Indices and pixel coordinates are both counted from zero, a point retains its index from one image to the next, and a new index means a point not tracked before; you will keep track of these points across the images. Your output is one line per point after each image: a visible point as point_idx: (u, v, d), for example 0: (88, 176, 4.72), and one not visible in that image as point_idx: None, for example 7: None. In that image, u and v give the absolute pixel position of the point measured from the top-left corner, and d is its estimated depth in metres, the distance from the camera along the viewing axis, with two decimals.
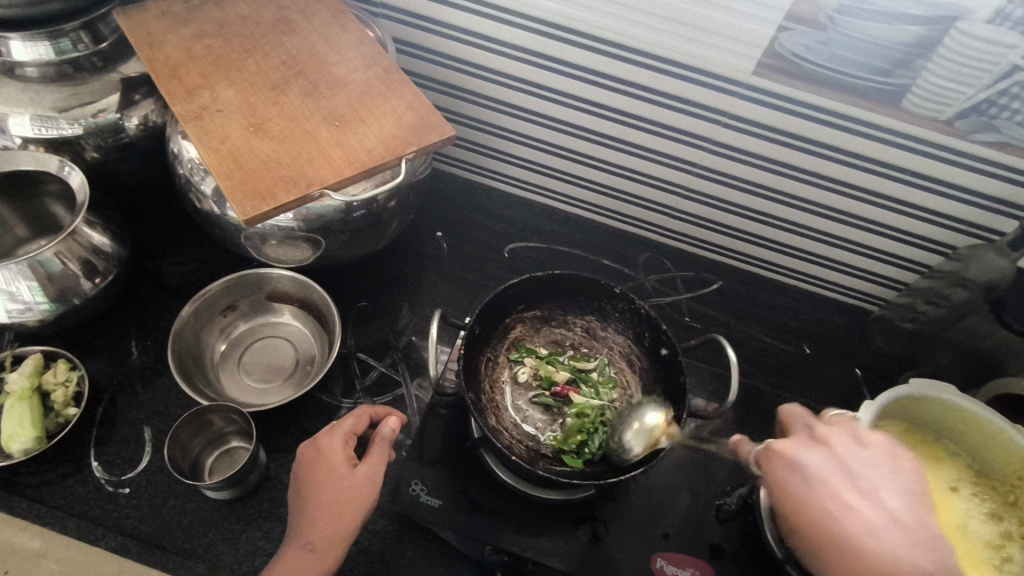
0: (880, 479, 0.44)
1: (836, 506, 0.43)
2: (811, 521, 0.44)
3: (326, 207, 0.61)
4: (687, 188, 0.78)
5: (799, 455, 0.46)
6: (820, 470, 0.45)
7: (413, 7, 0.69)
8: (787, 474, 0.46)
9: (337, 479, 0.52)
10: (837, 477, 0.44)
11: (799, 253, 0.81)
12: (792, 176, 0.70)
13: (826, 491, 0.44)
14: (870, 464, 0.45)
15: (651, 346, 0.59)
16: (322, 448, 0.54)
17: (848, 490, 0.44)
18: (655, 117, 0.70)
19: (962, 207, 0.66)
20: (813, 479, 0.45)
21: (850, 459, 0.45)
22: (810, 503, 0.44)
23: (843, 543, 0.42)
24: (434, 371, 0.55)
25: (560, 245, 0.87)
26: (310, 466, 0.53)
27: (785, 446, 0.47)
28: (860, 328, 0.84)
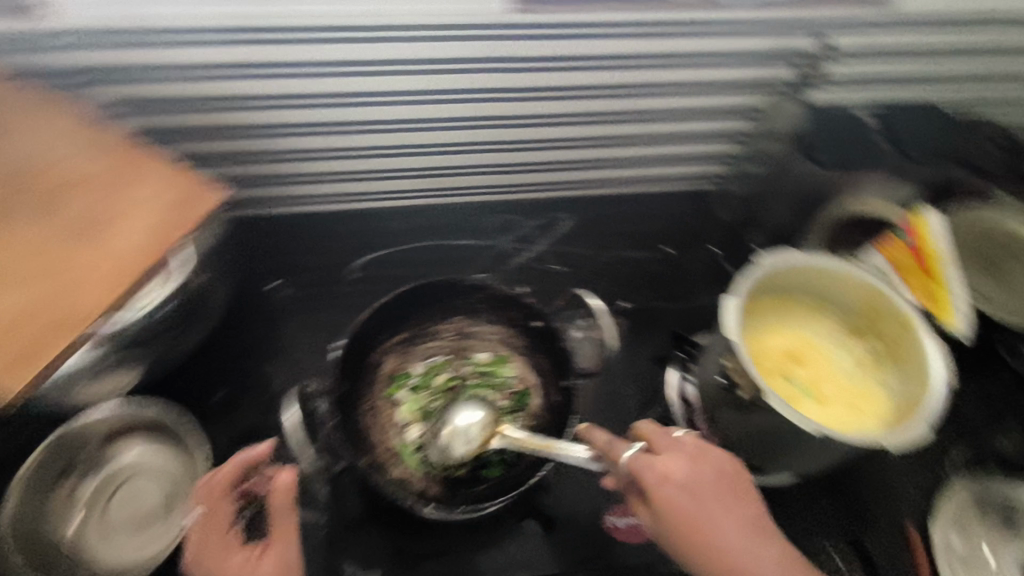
0: (726, 485, 0.46)
1: (715, 525, 0.44)
2: (694, 544, 0.44)
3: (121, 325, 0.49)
4: (506, 143, 0.75)
5: (667, 470, 0.45)
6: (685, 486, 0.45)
7: (130, 61, 0.58)
8: (667, 492, 0.44)
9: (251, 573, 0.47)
10: (707, 498, 0.45)
11: (630, 163, 0.82)
12: (594, 95, 0.71)
13: (706, 514, 0.44)
14: (712, 477, 0.46)
15: (523, 323, 0.58)
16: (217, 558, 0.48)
17: (716, 509, 0.45)
18: (447, 85, 0.66)
19: (742, 70, 0.70)
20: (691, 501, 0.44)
21: (709, 476, 0.46)
22: (696, 533, 0.44)
23: (724, 566, 0.43)
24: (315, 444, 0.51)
25: (406, 245, 0.82)
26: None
27: (659, 466, 0.46)
28: (703, 208, 0.88)
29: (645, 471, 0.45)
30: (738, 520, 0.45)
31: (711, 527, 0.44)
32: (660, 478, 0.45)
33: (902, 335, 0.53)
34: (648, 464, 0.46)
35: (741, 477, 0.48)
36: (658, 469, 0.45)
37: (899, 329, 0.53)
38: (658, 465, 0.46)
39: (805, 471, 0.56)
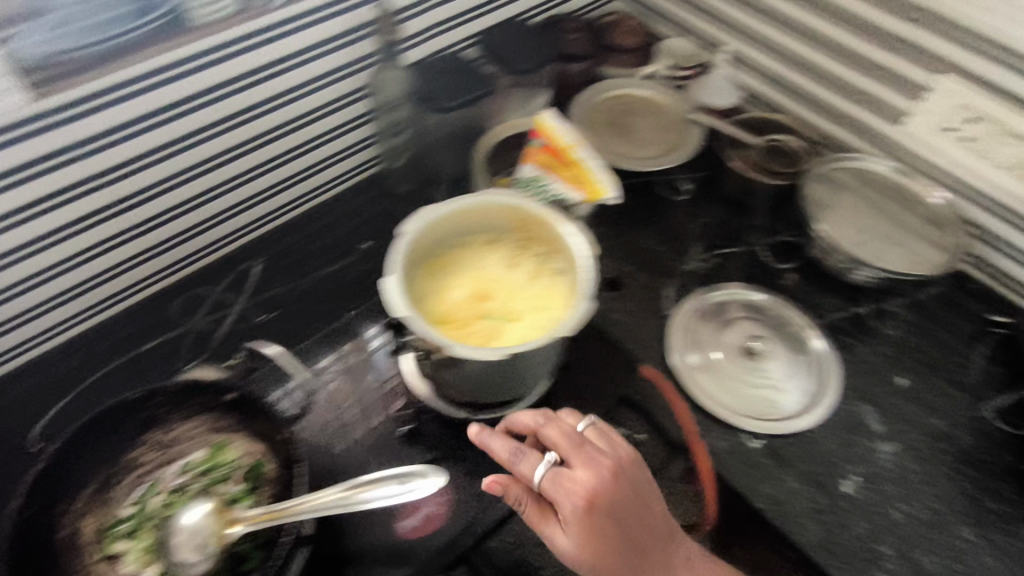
0: (657, 521, 0.59)
1: (648, 554, 0.57)
2: (616, 546, 0.55)
3: None
4: (141, 225, 0.69)
5: (573, 488, 0.54)
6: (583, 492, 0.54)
7: None
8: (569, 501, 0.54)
9: None
10: (617, 507, 0.55)
11: (284, 186, 0.80)
12: (202, 139, 0.68)
13: (627, 523, 0.55)
14: (636, 493, 0.56)
15: (216, 403, 0.58)
16: None
17: (632, 518, 0.56)
18: (23, 199, 0.58)
19: (329, 60, 0.73)
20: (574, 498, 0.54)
21: (617, 489, 0.55)
22: (616, 537, 0.55)
23: (636, 556, 0.56)
24: None
25: (87, 380, 0.70)
26: None
27: (579, 485, 0.54)
28: (379, 190, 0.89)
29: (567, 495, 0.54)
30: (658, 533, 0.59)
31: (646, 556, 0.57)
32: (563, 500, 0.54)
33: (543, 228, 0.58)
34: (574, 490, 0.54)
35: (647, 485, 0.58)
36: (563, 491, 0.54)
37: (538, 225, 0.58)
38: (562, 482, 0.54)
39: (541, 373, 0.62)
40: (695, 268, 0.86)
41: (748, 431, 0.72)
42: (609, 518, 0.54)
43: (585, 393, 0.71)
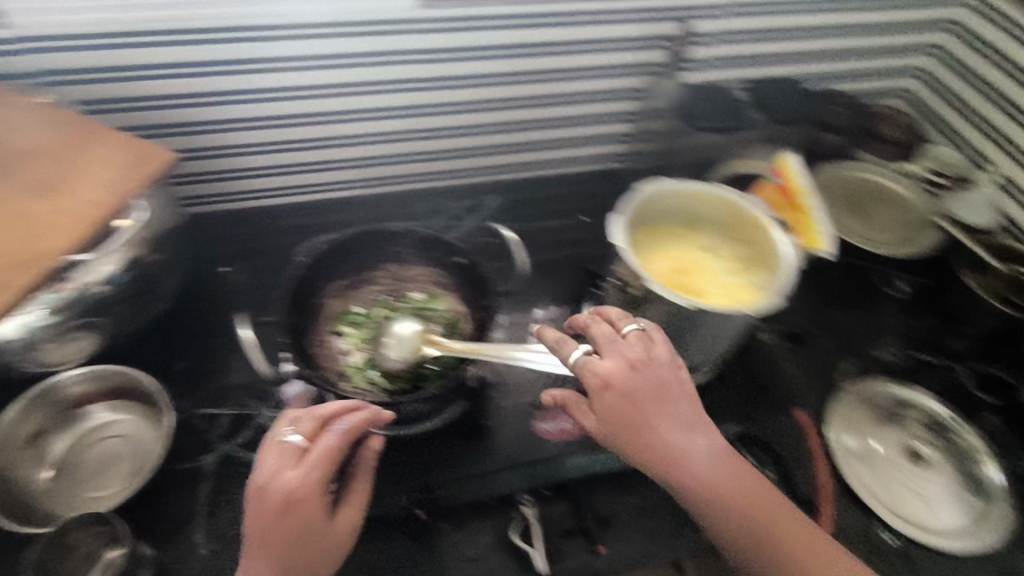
0: (691, 410, 0.53)
1: (651, 424, 0.51)
2: (646, 442, 0.51)
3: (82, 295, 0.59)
4: (433, 129, 0.86)
5: (287, 475, 0.50)
6: (301, 512, 0.50)
7: (88, 61, 0.66)
8: (255, 504, 0.50)
9: (317, 528, 0.50)
10: (667, 395, 0.53)
11: (538, 147, 0.94)
12: (501, 84, 0.83)
13: (671, 429, 0.51)
14: (657, 373, 0.53)
15: (445, 258, 0.66)
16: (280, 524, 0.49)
17: (689, 418, 0.53)
18: (366, 79, 0.77)
19: (626, 55, 0.84)
20: (265, 546, 0.49)
21: (659, 372, 0.53)
22: (679, 459, 0.51)
23: (675, 464, 0.50)
24: (261, 365, 0.57)
25: (346, 228, 0.89)
26: (275, 521, 0.49)
27: (604, 368, 0.53)
28: (612, 183, 1.01)
29: (594, 371, 0.53)
30: (685, 419, 0.52)
31: (673, 442, 0.51)
32: (259, 475, 0.51)
33: (760, 239, 0.64)
34: (597, 370, 0.53)
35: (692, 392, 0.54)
36: (271, 467, 0.51)
37: (758, 234, 0.64)
38: (279, 468, 0.51)
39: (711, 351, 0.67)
40: (886, 358, 0.82)
41: (882, 521, 0.68)
42: (607, 377, 0.53)
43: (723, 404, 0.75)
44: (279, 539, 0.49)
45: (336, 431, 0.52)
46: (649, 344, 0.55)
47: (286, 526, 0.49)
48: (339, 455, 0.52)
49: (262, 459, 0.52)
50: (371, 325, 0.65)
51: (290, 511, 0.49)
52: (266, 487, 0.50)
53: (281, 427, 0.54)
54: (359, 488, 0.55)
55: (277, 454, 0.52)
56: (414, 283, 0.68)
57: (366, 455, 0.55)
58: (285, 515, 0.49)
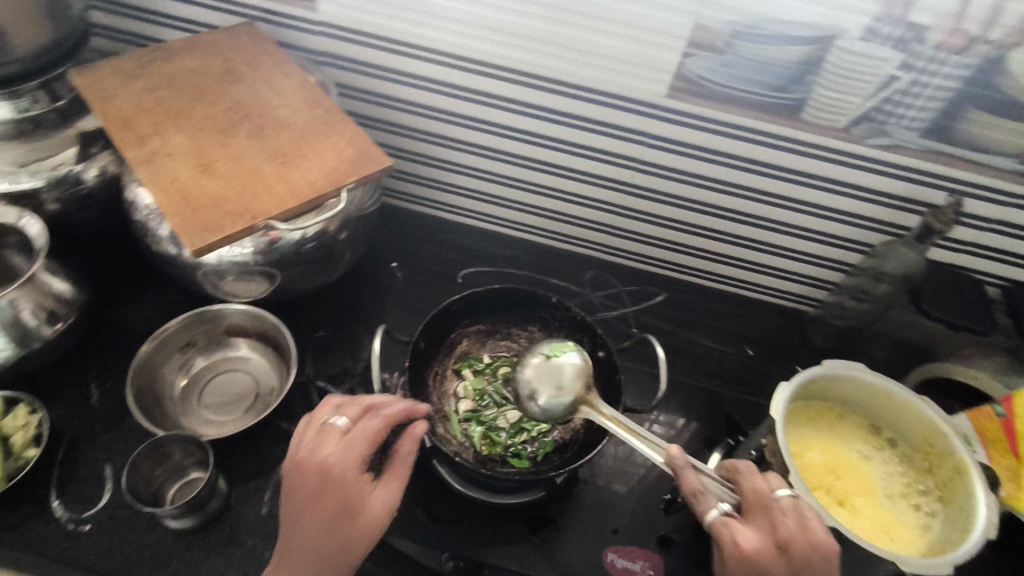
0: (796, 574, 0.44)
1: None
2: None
3: (280, 242, 0.67)
4: (628, 208, 0.83)
5: (323, 452, 0.51)
6: (336, 488, 0.49)
7: (359, 55, 0.73)
8: (292, 481, 0.51)
9: (355, 492, 0.50)
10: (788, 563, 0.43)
11: (731, 261, 0.87)
12: (715, 190, 0.78)
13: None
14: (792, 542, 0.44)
15: (589, 350, 0.63)
16: (321, 484, 0.50)
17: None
18: (586, 143, 0.76)
19: (869, 207, 0.74)
20: (303, 524, 0.49)
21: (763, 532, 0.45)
22: None
23: None
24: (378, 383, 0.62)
25: (510, 268, 0.90)
26: (312, 486, 0.50)
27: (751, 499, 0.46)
28: (798, 328, 0.90)
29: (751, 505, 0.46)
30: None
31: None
32: (296, 449, 0.52)
33: (953, 479, 0.52)
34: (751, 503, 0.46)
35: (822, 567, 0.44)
36: (311, 443, 0.52)
37: (951, 473, 0.52)
38: (318, 443, 0.51)
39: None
40: None
41: None
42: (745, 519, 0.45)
43: None
44: (315, 510, 0.49)
45: (376, 416, 0.53)
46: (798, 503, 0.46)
47: (320, 500, 0.50)
48: (375, 440, 0.52)
49: (300, 438, 0.53)
50: (492, 388, 0.63)
51: (330, 484, 0.50)
52: (302, 463, 0.51)
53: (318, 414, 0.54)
54: (399, 473, 0.52)
55: (316, 435, 0.53)
56: None
57: (405, 444, 0.53)
58: (319, 488, 0.50)
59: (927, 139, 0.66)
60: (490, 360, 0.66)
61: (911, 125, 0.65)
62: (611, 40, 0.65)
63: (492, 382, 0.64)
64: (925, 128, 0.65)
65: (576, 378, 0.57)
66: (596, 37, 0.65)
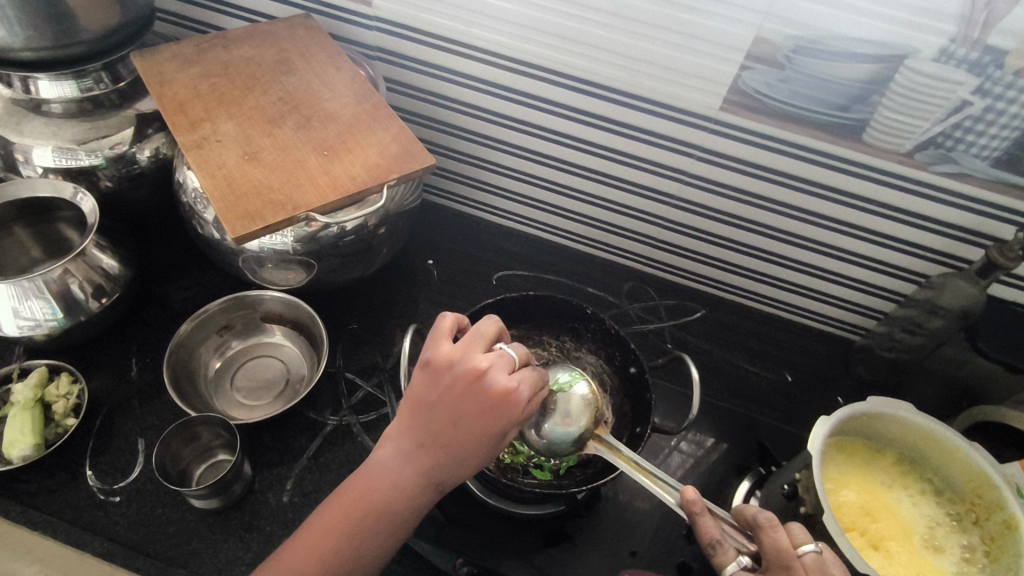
0: None
1: None
2: None
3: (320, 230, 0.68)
4: (671, 221, 0.81)
5: (499, 378, 0.48)
6: (497, 415, 0.47)
7: (410, 51, 0.73)
8: (449, 387, 0.48)
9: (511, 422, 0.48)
10: None
11: (775, 282, 0.84)
12: (765, 208, 0.75)
13: None
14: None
15: (620, 364, 0.62)
16: (486, 405, 0.47)
17: None
18: (634, 152, 0.74)
19: (928, 236, 0.71)
20: (449, 430, 0.48)
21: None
22: None
23: None
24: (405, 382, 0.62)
25: (546, 273, 0.89)
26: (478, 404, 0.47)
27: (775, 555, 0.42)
28: (842, 357, 0.87)
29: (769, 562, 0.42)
30: None
31: None
32: (459, 356, 0.49)
33: (1001, 534, 0.49)
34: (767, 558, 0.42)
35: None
36: (486, 363, 0.48)
37: (999, 527, 0.49)
38: (493, 366, 0.48)
39: None
40: None
41: None
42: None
43: None
44: (467, 428, 0.48)
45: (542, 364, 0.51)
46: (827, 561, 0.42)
47: (476, 421, 0.47)
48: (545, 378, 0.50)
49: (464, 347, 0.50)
50: None
51: (491, 411, 0.47)
52: (473, 381, 0.48)
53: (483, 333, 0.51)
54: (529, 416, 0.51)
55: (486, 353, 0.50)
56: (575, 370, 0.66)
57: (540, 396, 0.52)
58: (479, 410, 0.47)
59: (997, 169, 0.62)
60: None
61: (982, 154, 0.61)
62: (665, 48, 0.63)
63: None
64: (997, 158, 0.61)
65: (584, 411, 0.56)
66: (650, 44, 0.63)
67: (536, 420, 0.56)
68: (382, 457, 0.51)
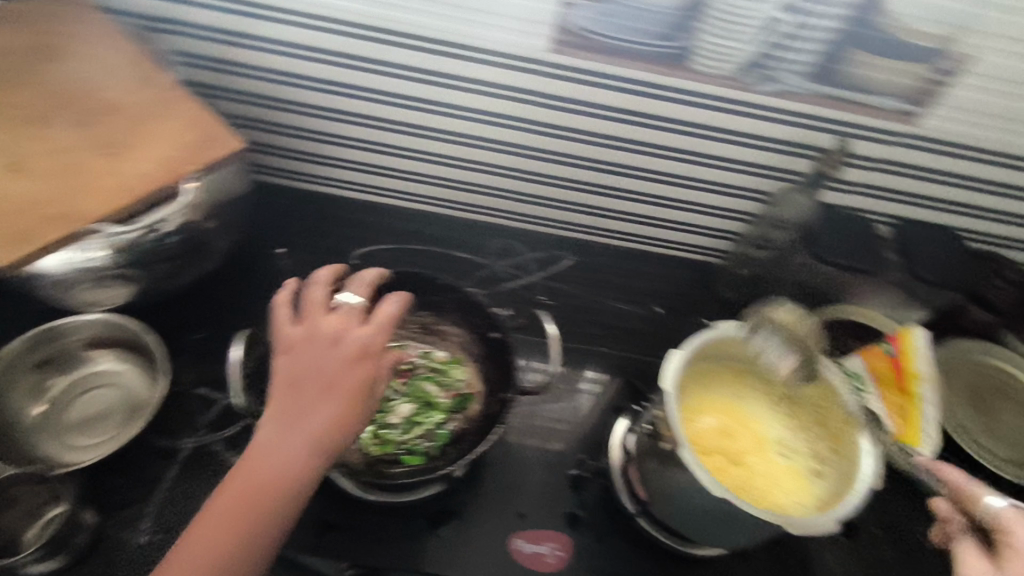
0: None
1: None
2: None
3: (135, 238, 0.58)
4: (525, 172, 0.79)
5: (355, 333, 0.49)
6: (366, 363, 0.48)
7: (204, 20, 0.65)
8: (306, 353, 0.48)
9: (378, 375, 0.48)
10: None
11: (635, 219, 0.85)
12: (611, 147, 0.74)
13: None
14: None
15: (482, 331, 0.60)
16: (353, 360, 0.47)
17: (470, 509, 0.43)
18: (474, 106, 0.71)
19: (763, 155, 0.73)
20: (320, 393, 0.46)
21: None
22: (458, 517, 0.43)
23: None
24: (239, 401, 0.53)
25: (410, 243, 0.84)
26: (343, 358, 0.47)
27: None
28: (705, 281, 0.90)
29: None
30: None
31: None
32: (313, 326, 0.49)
33: (845, 431, 0.52)
34: None
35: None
36: (336, 322, 0.49)
37: (842, 427, 0.52)
38: (345, 324, 0.49)
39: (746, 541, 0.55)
40: None
41: None
42: None
43: None
44: (340, 382, 0.46)
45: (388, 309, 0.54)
46: None
47: (344, 376, 0.47)
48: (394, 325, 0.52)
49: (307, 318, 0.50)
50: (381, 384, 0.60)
51: (359, 360, 0.48)
52: (332, 339, 0.48)
53: (321, 285, 0.53)
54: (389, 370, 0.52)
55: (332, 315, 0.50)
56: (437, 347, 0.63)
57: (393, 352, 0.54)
58: (346, 362, 0.47)
59: (815, 84, 0.64)
60: None
61: (798, 69, 0.63)
62: None
63: None
64: (813, 73, 0.63)
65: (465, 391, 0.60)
66: None
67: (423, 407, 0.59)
68: (261, 442, 0.45)
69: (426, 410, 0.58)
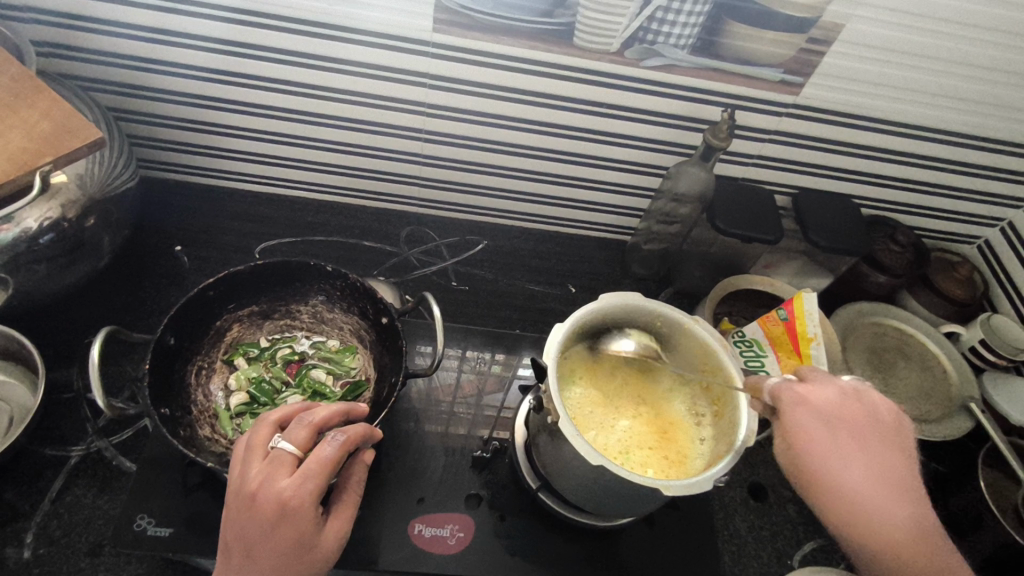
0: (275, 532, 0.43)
1: None
2: None
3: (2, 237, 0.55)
4: (427, 157, 0.78)
5: (279, 483, 0.42)
6: (289, 525, 0.41)
7: (68, 7, 0.61)
8: (233, 511, 0.42)
9: (306, 528, 0.42)
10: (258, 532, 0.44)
11: (545, 199, 0.85)
12: (509, 128, 0.74)
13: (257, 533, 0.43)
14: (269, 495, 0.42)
15: (373, 315, 0.59)
16: (271, 517, 0.41)
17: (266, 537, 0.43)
18: (365, 89, 0.69)
19: (658, 129, 0.74)
20: (244, 563, 0.41)
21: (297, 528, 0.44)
22: None
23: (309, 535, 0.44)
24: (106, 402, 0.51)
25: (315, 235, 0.83)
26: (257, 518, 0.41)
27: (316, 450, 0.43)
28: (619, 259, 0.91)
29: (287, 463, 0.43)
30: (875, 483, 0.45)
31: None
32: (239, 477, 0.43)
33: (723, 393, 0.54)
34: (280, 458, 0.43)
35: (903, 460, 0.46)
36: (262, 472, 0.43)
37: (722, 387, 0.54)
38: (269, 475, 0.42)
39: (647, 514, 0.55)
40: None
41: None
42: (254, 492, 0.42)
43: (644, 567, 0.59)
44: (259, 551, 0.41)
45: (330, 442, 0.44)
46: (334, 457, 0.43)
47: (265, 542, 0.41)
48: (327, 461, 0.43)
49: (241, 462, 0.45)
50: (270, 377, 0.60)
51: (280, 521, 0.41)
52: (254, 496, 0.42)
53: (268, 425, 0.46)
54: (350, 497, 0.46)
55: (263, 461, 0.44)
56: (329, 336, 0.64)
57: (355, 469, 0.47)
58: (265, 527, 0.41)
59: (696, 57, 0.65)
60: (266, 344, 0.62)
61: (679, 43, 0.63)
62: None
63: (269, 370, 0.60)
64: (693, 45, 0.64)
65: (359, 375, 0.61)
66: None
67: (312, 396, 0.58)
68: None
69: (316, 399, 0.58)
